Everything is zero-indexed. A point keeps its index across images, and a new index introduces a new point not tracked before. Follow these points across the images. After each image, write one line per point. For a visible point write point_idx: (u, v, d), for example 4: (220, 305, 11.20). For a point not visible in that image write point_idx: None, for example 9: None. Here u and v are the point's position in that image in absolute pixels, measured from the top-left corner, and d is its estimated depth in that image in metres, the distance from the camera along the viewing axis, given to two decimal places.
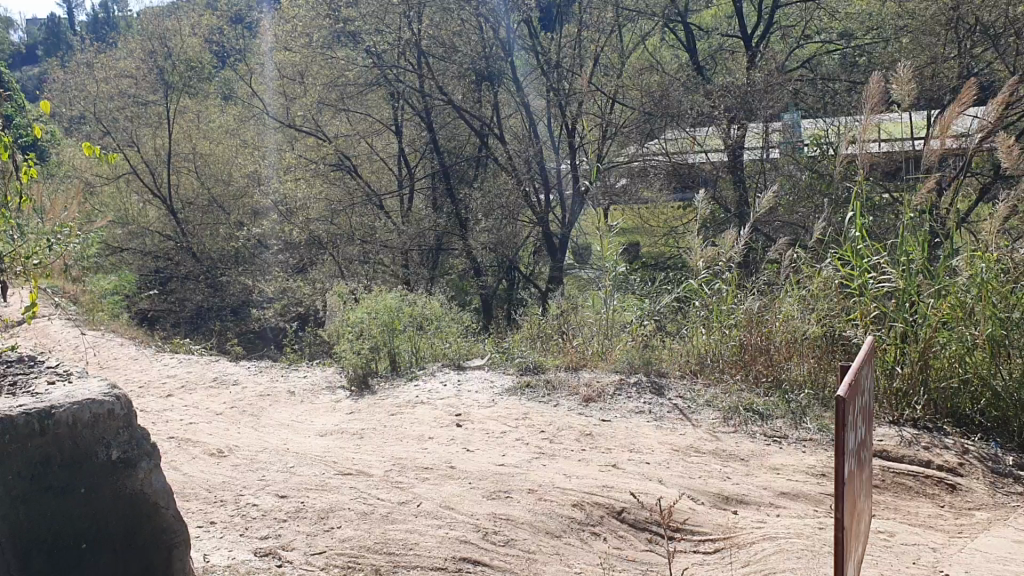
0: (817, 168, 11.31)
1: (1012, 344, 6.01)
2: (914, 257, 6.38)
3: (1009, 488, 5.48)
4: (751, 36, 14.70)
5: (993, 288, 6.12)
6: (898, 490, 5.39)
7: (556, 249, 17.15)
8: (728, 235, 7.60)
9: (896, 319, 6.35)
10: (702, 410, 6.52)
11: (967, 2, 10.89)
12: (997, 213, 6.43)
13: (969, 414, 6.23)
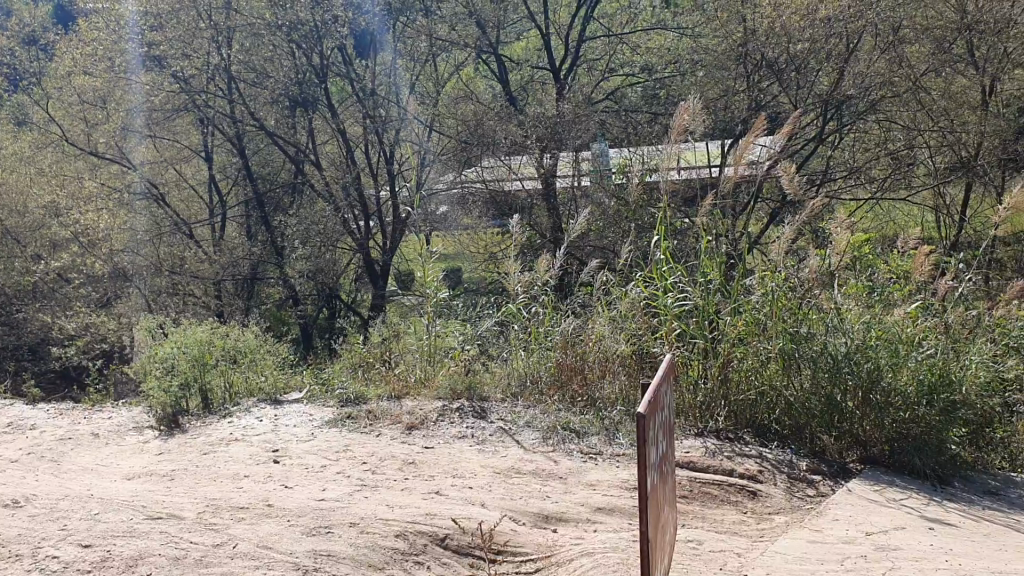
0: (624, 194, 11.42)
1: (801, 356, 6.45)
2: (711, 276, 7.06)
3: (803, 492, 5.87)
4: (559, 69, 15.18)
5: (782, 305, 6.73)
6: (705, 499, 5.61)
7: (377, 276, 17.07)
8: (544, 259, 7.86)
9: (697, 337, 6.87)
10: (523, 430, 6.62)
11: (753, 39, 11.71)
12: (784, 235, 7.00)
13: (767, 423, 6.60)
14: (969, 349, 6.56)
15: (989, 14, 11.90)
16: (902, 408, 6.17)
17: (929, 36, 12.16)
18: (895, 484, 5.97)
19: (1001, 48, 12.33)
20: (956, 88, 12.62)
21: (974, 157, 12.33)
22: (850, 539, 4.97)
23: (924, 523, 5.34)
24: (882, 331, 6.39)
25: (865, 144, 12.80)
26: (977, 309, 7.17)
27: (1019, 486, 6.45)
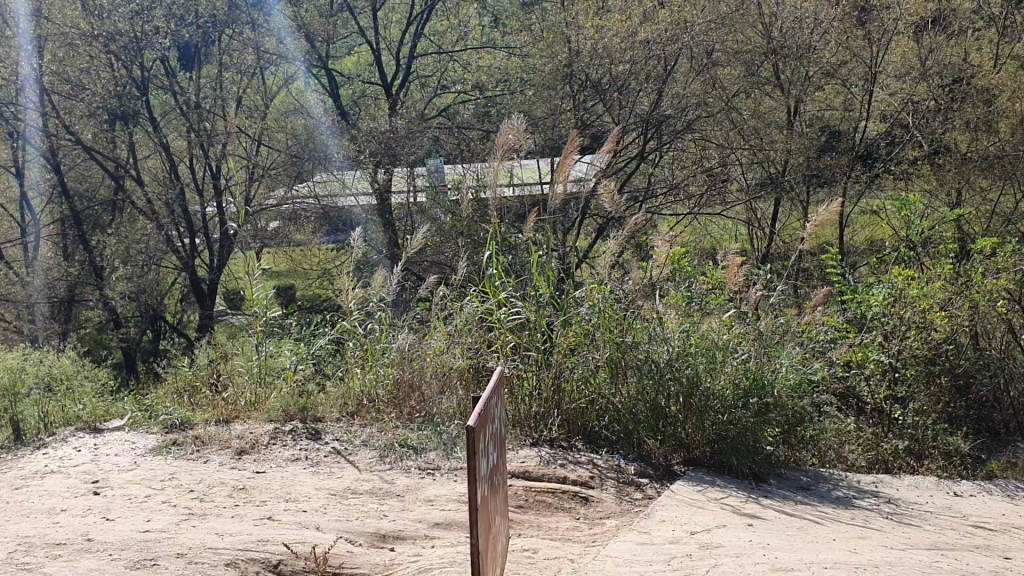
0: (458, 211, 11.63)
1: (627, 364, 6.71)
2: (542, 292, 7.21)
3: (633, 495, 6.08)
4: (390, 84, 15.22)
5: (608, 316, 6.93)
6: (540, 508, 5.70)
7: (204, 296, 16.52)
8: (379, 275, 7.78)
9: (531, 349, 6.98)
10: (359, 450, 6.54)
11: (579, 60, 11.91)
12: (611, 249, 7.32)
13: (597, 429, 6.81)
14: (778, 355, 7.02)
15: (793, 40, 13.26)
16: (720, 411, 6.54)
17: (741, 59, 13.31)
18: (717, 483, 6.28)
19: (802, 71, 13.53)
20: (765, 108, 13.68)
21: (781, 173, 13.53)
22: (676, 539, 5.19)
23: (743, 520, 5.64)
24: (700, 339, 6.74)
25: (682, 162, 13.24)
26: (787, 318, 7.67)
27: (827, 480, 6.93)
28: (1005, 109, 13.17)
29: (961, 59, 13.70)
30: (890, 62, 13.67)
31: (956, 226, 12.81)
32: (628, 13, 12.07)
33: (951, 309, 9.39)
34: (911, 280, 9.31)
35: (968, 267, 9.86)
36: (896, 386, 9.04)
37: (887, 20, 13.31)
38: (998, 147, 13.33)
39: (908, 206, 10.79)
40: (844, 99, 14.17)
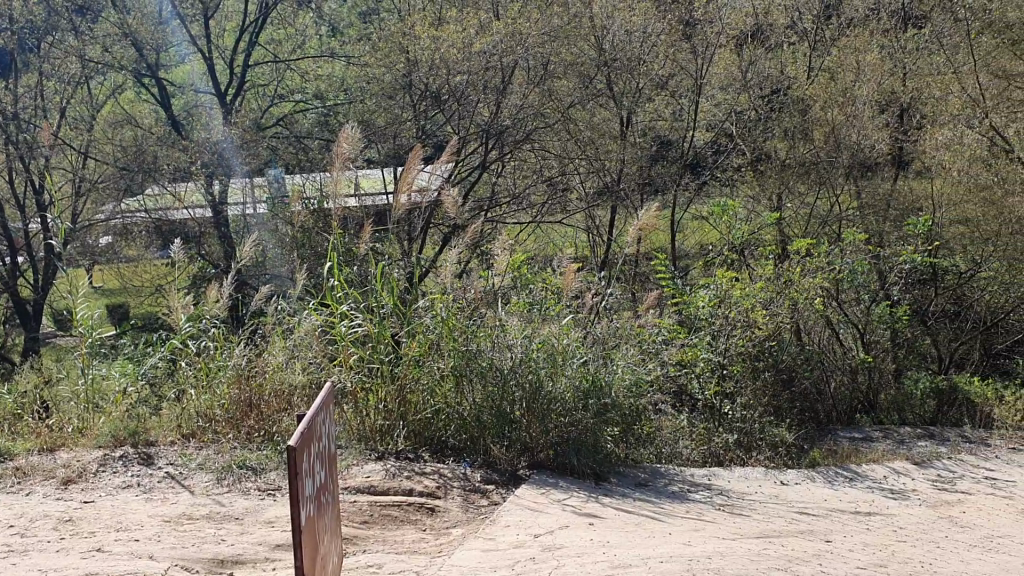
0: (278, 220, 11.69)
1: (471, 372, 6.73)
2: (384, 300, 7.01)
3: (478, 503, 6.05)
4: (225, 93, 14.76)
5: (451, 325, 6.90)
6: (385, 521, 5.55)
7: (30, 318, 15.67)
8: (212, 290, 7.45)
9: (375, 361, 6.73)
10: (194, 474, 6.32)
11: (417, 69, 11.92)
12: (453, 256, 7.10)
13: (442, 437, 6.74)
14: (614, 357, 7.26)
15: (622, 52, 13.82)
16: (563, 413, 6.67)
17: (574, 70, 13.52)
18: (560, 486, 6.39)
19: (632, 83, 14.19)
20: (599, 120, 14.07)
21: (617, 181, 14.00)
22: (519, 543, 5.25)
23: (584, 520, 5.76)
24: (542, 343, 6.83)
25: (523, 171, 13.56)
26: (621, 325, 7.95)
27: (663, 476, 7.19)
28: (819, 117, 13.85)
29: (778, 71, 14.69)
30: (715, 74, 14.45)
31: (778, 228, 13.52)
32: (464, 24, 12.16)
33: (774, 308, 9.98)
34: (734, 282, 9.96)
35: (787, 266, 10.56)
36: (725, 381, 9.29)
37: (710, 33, 14.18)
38: (816, 154, 13.88)
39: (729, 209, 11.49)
40: (673, 109, 14.69)
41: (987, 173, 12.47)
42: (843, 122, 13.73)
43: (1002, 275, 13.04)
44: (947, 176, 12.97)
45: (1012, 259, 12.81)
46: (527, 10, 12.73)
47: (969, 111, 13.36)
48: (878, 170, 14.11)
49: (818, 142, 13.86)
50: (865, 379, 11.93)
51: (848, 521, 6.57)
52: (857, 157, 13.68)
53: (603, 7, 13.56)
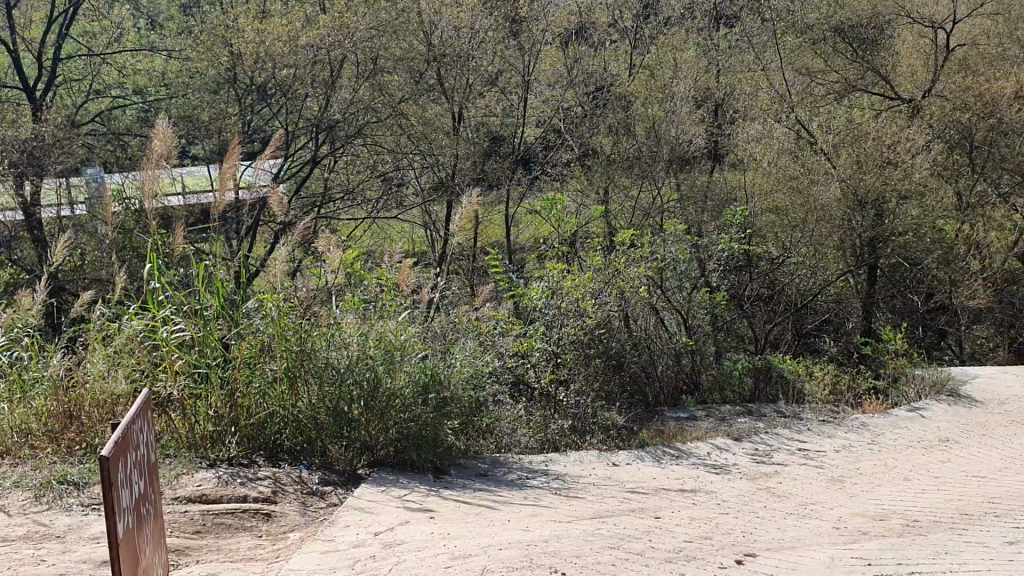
0: (95, 223, 11.24)
1: (305, 373, 6.56)
2: (207, 302, 6.61)
3: (316, 505, 5.90)
4: (34, 87, 13.63)
5: (283, 325, 6.65)
6: (219, 530, 5.30)
7: None
8: (25, 297, 7.02)
9: (200, 365, 6.39)
10: (9, 492, 5.88)
11: (241, 64, 11.59)
12: (280, 255, 6.84)
13: (279, 441, 6.51)
14: (453, 350, 7.37)
15: (451, 48, 13.80)
16: (401, 409, 6.67)
17: (403, 66, 13.42)
18: (399, 482, 6.39)
19: (463, 80, 14.19)
20: (431, 115, 13.94)
21: (452, 177, 13.98)
22: (359, 542, 5.17)
23: (423, 515, 5.76)
24: (378, 340, 6.77)
25: (356, 166, 13.78)
26: (458, 317, 8.13)
27: (503, 465, 7.34)
28: (641, 114, 14.34)
29: (601, 68, 15.51)
30: (541, 71, 15.17)
31: (604, 220, 14.06)
32: (289, 17, 11.72)
33: (602, 296, 10.39)
34: (564, 272, 10.19)
35: (617, 256, 10.89)
36: (559, 369, 9.51)
37: (535, 31, 14.49)
38: (638, 148, 14.42)
39: (557, 206, 12.00)
40: (503, 105, 15.00)
41: (795, 165, 13.55)
42: (662, 118, 14.25)
43: (808, 260, 13.97)
44: (760, 168, 13.76)
45: (816, 245, 13.80)
46: (354, 4, 12.40)
47: (777, 107, 15.11)
48: (697, 163, 14.96)
49: (640, 137, 14.37)
50: (689, 361, 12.45)
51: (676, 497, 6.89)
52: (676, 152, 14.34)
53: (430, 4, 13.49)
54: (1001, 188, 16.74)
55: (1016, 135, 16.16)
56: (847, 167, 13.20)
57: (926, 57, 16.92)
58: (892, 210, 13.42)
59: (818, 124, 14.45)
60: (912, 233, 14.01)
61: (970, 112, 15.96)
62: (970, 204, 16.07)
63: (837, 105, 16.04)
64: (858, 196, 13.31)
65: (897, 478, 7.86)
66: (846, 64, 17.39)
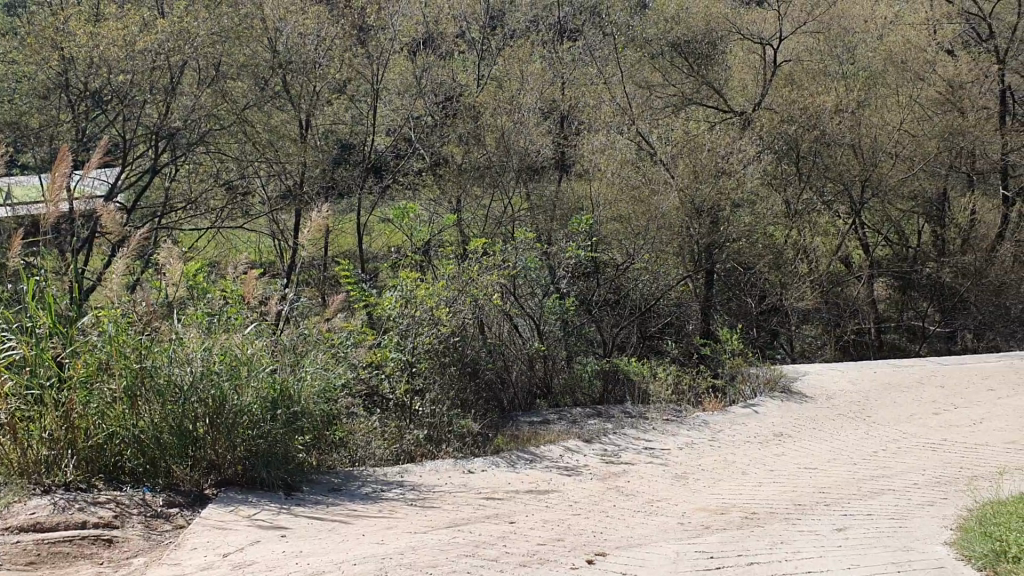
0: None
1: (146, 390, 6.26)
2: (39, 319, 6.25)
3: (162, 528, 5.66)
4: None
5: (121, 342, 6.35)
6: (55, 560, 5.00)
7: None
8: None
9: (32, 386, 6.04)
10: None
11: (74, 68, 10.99)
12: (117, 268, 6.61)
13: (121, 465, 6.21)
14: (303, 362, 7.22)
15: (297, 55, 13.62)
16: (249, 427, 6.52)
17: (247, 72, 13.15)
18: (249, 501, 6.23)
19: (310, 85, 14.00)
20: (277, 121, 13.73)
21: (299, 185, 13.94)
22: (208, 565, 4.99)
23: (275, 533, 5.64)
24: (223, 355, 6.61)
25: (198, 175, 13.41)
26: (308, 328, 7.92)
27: (357, 479, 7.27)
28: (489, 124, 14.65)
29: (451, 78, 15.90)
30: (390, 79, 15.02)
31: (457, 228, 14.13)
32: (125, 20, 11.13)
33: (456, 304, 10.37)
34: (417, 282, 10.14)
35: (468, 264, 10.97)
36: (414, 379, 9.41)
37: (382, 39, 14.67)
38: (488, 158, 14.67)
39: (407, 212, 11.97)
40: (353, 114, 14.82)
41: (637, 174, 14.21)
42: (511, 128, 14.65)
43: (652, 265, 14.18)
44: (604, 178, 14.24)
45: (658, 249, 14.06)
46: (195, 7, 12.03)
47: (619, 120, 15.62)
48: (545, 174, 15.30)
49: (490, 147, 14.65)
50: (541, 365, 12.63)
51: (529, 501, 7.00)
52: (526, 161, 14.71)
53: (275, 10, 13.34)
54: (825, 196, 17.87)
55: (836, 146, 17.18)
56: (684, 176, 13.95)
57: (754, 71, 18.44)
58: (726, 218, 14.17)
59: (657, 135, 15.09)
60: (745, 238, 14.79)
61: (796, 123, 16.98)
62: (798, 211, 17.09)
63: (674, 116, 16.87)
64: (695, 205, 13.99)
65: (736, 472, 8.24)
66: (683, 78, 18.28)
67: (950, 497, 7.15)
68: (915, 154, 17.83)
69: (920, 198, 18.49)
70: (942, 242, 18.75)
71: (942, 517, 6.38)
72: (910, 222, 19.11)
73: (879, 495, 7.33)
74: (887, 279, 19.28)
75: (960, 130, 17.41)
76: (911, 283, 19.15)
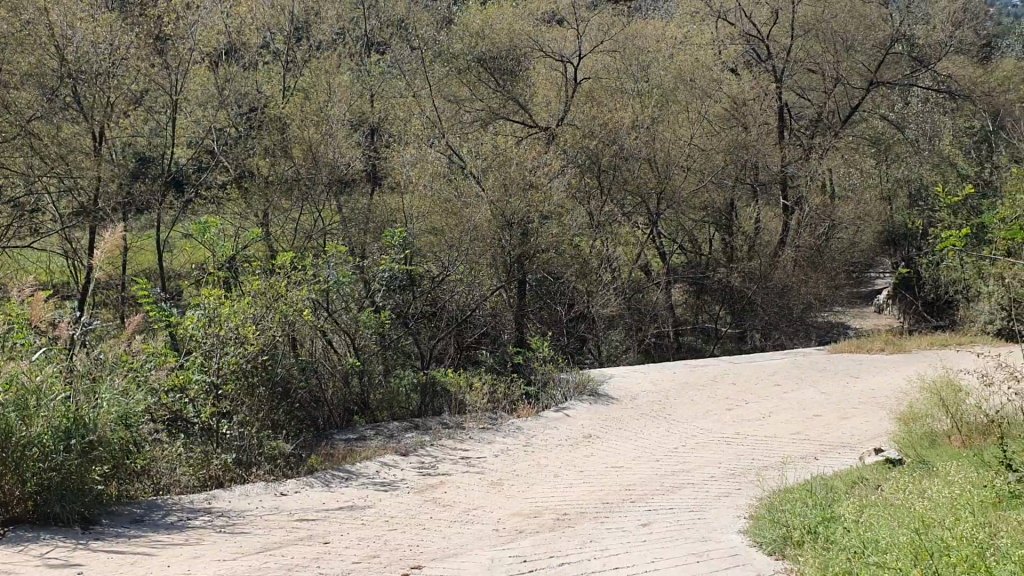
0: None
1: None
2: None
3: None
4: None
5: None
6: None
7: None
8: None
9: None
10: None
11: None
12: None
13: None
14: (98, 389, 6.83)
15: (88, 64, 12.82)
16: (40, 459, 6.11)
17: (33, 82, 12.40)
18: (42, 538, 5.80)
19: (103, 98, 13.24)
20: (66, 135, 12.66)
21: (93, 203, 13.01)
22: None
23: (70, 570, 5.27)
24: (8, 384, 6.27)
25: None
26: (103, 352, 7.60)
27: (161, 508, 6.95)
28: (296, 135, 14.12)
29: (255, 91, 15.79)
30: (192, 91, 14.73)
31: (264, 242, 13.77)
32: None
33: (263, 321, 9.93)
34: (222, 300, 9.64)
35: (276, 278, 10.51)
36: (221, 401, 9.00)
37: (182, 48, 13.86)
38: (296, 171, 14.21)
39: (208, 228, 11.62)
40: (151, 126, 14.42)
41: (448, 187, 14.28)
42: (319, 142, 13.92)
43: (466, 277, 14.14)
44: (416, 190, 14.27)
45: (472, 261, 14.09)
46: None
47: (427, 133, 15.87)
48: (356, 186, 15.15)
49: (298, 159, 14.02)
50: (358, 381, 12.34)
51: (345, 519, 6.92)
52: (335, 174, 13.96)
53: (63, 17, 12.39)
54: (625, 208, 18.54)
55: (634, 161, 18.05)
56: (495, 190, 14.16)
57: (556, 87, 18.83)
58: (535, 229, 14.62)
59: (467, 149, 15.25)
60: (553, 249, 15.35)
61: (596, 139, 17.38)
62: (602, 222, 17.74)
63: (483, 130, 17.18)
64: (505, 217, 14.21)
65: (548, 475, 8.45)
66: (490, 94, 18.47)
67: (743, 487, 7.63)
68: (705, 167, 18.93)
69: (711, 208, 19.75)
70: (731, 250, 20.06)
71: (736, 506, 6.80)
72: (702, 232, 20.20)
73: (680, 489, 7.72)
74: (683, 284, 20.26)
75: (745, 144, 19.06)
76: (705, 287, 20.17)
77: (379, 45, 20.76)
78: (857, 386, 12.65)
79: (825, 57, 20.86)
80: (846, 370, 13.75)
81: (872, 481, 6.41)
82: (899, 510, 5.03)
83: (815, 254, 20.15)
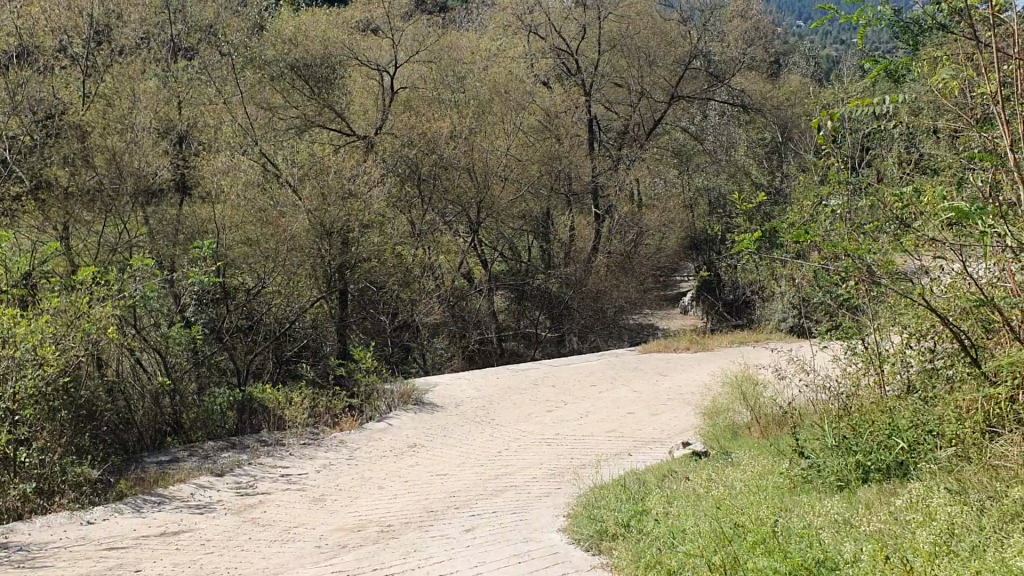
0: None
1: None
2: None
3: None
4: None
5: None
6: None
7: None
8: None
9: None
10: None
11: None
12: None
13: None
14: None
15: None
16: None
17: None
18: None
19: None
20: None
21: None
22: None
23: None
24: None
25: None
26: None
27: None
28: (98, 144, 13.32)
29: (51, 94, 14.51)
30: None
31: (65, 256, 12.95)
32: None
33: (62, 341, 9.31)
34: (16, 319, 8.96)
35: (76, 294, 9.93)
36: (17, 428, 8.40)
37: None
38: (98, 181, 13.35)
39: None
40: None
41: (263, 197, 13.89)
42: (123, 149, 13.36)
43: (284, 289, 13.83)
44: (228, 200, 13.61)
45: (290, 273, 13.82)
46: None
47: (240, 140, 15.66)
48: (164, 196, 14.55)
49: (101, 168, 13.29)
50: (170, 402, 11.81)
51: (157, 546, 6.62)
52: (140, 183, 13.50)
53: None
54: (445, 217, 18.62)
55: (453, 170, 18.23)
56: (313, 199, 13.90)
57: (373, 97, 19.10)
58: (356, 238, 14.50)
59: (282, 157, 15.08)
60: (375, 258, 15.33)
61: (415, 148, 17.72)
62: (422, 231, 17.76)
63: (296, 139, 16.93)
64: (323, 227, 13.98)
65: (371, 487, 8.40)
66: (304, 100, 18.40)
67: (561, 487, 7.86)
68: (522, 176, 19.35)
69: (528, 217, 20.10)
70: (548, 256, 20.56)
71: (555, 505, 7.01)
72: (522, 239, 20.56)
73: (501, 492, 7.87)
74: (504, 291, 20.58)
75: (557, 155, 19.58)
76: (525, 293, 20.57)
77: (185, 49, 19.97)
78: (666, 384, 13.27)
79: (630, 71, 21.89)
80: (657, 370, 14.40)
81: (679, 474, 6.76)
82: (702, 501, 5.34)
83: (625, 258, 21.07)
